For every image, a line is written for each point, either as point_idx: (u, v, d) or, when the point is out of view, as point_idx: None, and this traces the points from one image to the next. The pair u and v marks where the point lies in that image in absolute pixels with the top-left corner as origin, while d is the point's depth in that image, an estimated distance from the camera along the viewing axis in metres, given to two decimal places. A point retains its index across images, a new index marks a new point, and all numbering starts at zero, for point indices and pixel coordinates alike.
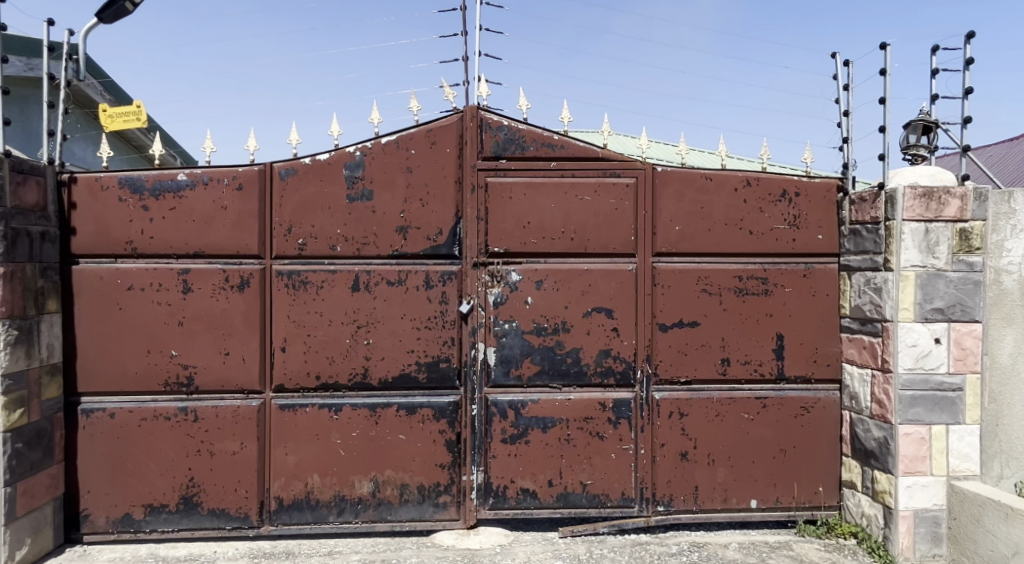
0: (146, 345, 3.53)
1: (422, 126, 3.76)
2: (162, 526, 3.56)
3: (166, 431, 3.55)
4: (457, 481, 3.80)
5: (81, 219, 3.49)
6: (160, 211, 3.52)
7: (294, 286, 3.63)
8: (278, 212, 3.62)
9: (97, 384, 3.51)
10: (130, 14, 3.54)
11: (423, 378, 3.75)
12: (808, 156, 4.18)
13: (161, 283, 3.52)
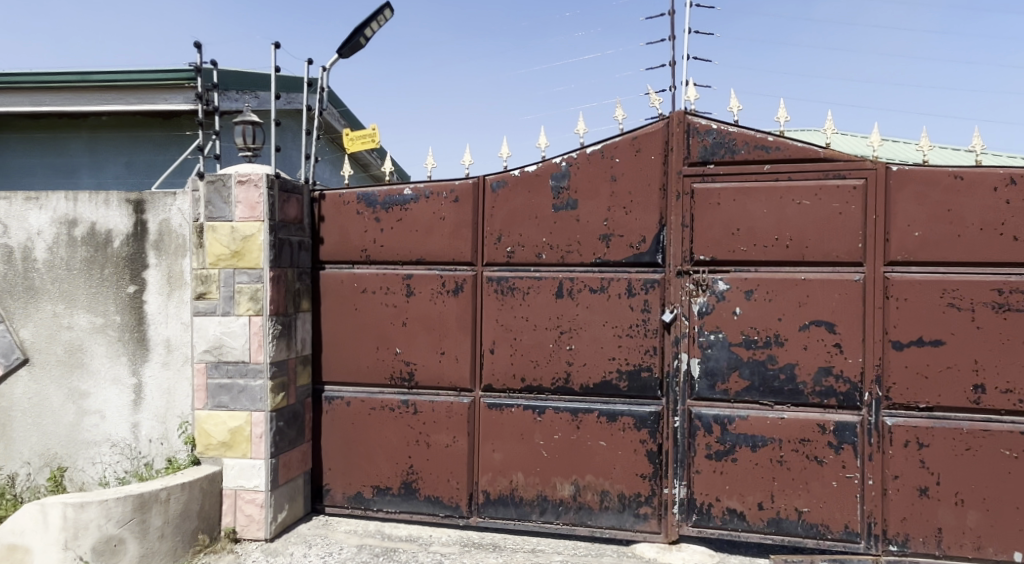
0: (376, 342, 3.95)
1: (628, 134, 3.76)
2: (387, 507, 3.96)
3: (390, 420, 3.93)
4: (659, 494, 3.73)
5: (327, 230, 4.02)
6: (389, 223, 3.93)
7: (502, 291, 3.85)
8: (489, 222, 3.86)
9: (336, 374, 4.00)
10: (364, 47, 4.00)
11: (625, 386, 3.75)
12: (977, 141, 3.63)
13: (388, 287, 3.93)
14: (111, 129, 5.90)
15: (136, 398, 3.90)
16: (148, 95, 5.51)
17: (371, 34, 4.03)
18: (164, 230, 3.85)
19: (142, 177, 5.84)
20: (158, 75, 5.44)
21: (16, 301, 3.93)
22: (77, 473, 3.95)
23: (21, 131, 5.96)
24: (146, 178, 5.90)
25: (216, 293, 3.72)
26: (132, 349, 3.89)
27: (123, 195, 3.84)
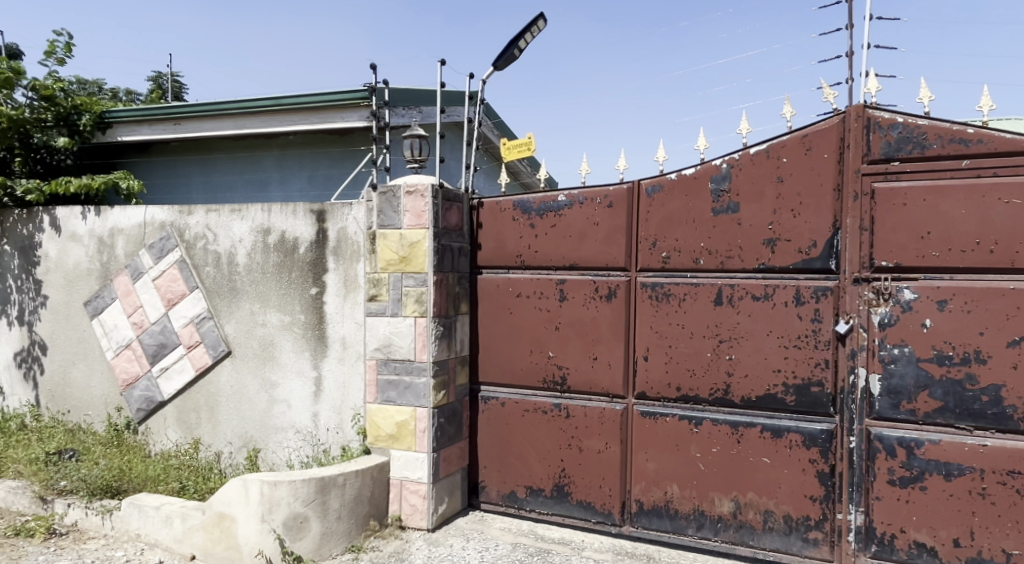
0: (530, 345, 4.03)
1: (796, 131, 3.52)
2: (539, 508, 4.02)
3: (543, 423, 3.99)
4: (831, 519, 3.45)
5: (485, 236, 4.17)
6: (543, 228, 4.00)
7: (658, 298, 3.76)
8: (644, 227, 3.80)
9: (492, 375, 4.14)
10: (519, 58, 4.11)
11: (792, 400, 3.50)
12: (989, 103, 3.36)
13: (542, 292, 3.99)
14: (299, 147, 5.96)
15: (316, 389, 4.32)
16: (329, 115, 5.44)
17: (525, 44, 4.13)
18: (342, 237, 4.23)
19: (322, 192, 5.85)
20: (336, 96, 5.34)
21: (222, 301, 4.58)
22: (268, 454, 4.47)
23: (226, 150, 6.19)
24: (324, 191, 5.91)
25: (386, 296, 4.01)
26: (314, 345, 4.32)
27: (308, 207, 4.29)
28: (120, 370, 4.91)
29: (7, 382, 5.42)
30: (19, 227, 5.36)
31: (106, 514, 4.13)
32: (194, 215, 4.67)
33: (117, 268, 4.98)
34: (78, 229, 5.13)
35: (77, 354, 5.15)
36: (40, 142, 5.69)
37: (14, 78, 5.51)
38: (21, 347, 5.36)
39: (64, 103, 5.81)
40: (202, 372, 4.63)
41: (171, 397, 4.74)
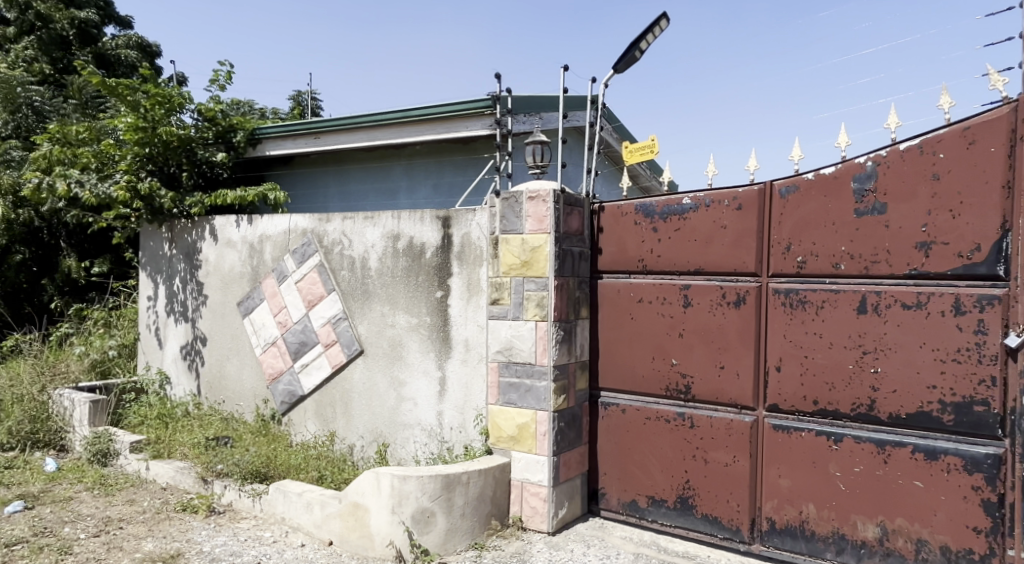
0: (652, 352, 3.91)
1: (956, 123, 3.16)
2: (662, 519, 3.89)
3: (666, 432, 3.86)
4: (999, 554, 3.08)
5: (605, 241, 4.11)
6: (667, 232, 3.87)
7: (792, 305, 3.52)
8: (777, 230, 3.58)
9: (613, 382, 4.06)
10: (639, 61, 4.15)
11: (950, 420, 3.15)
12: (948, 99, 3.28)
13: (665, 297, 3.87)
14: (426, 156, 6.08)
15: (440, 389, 4.46)
16: (454, 124, 5.45)
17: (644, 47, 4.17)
18: (466, 242, 4.36)
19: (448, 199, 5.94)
20: (461, 106, 5.34)
21: (356, 302, 4.89)
22: (396, 449, 4.67)
23: (360, 161, 6.45)
24: (449, 199, 5.98)
25: (508, 299, 4.05)
26: (438, 346, 4.46)
27: (434, 213, 4.48)
28: (267, 365, 5.40)
29: (175, 373, 6.13)
30: (187, 235, 6.05)
31: (256, 497, 4.46)
32: (332, 222, 5.04)
33: (265, 271, 5.50)
34: (233, 236, 5.71)
35: (231, 350, 5.70)
36: (204, 158, 6.42)
37: (184, 103, 6.26)
38: (187, 341, 6.02)
39: (224, 123, 6.49)
40: (338, 369, 4.95)
41: (311, 392, 5.11)
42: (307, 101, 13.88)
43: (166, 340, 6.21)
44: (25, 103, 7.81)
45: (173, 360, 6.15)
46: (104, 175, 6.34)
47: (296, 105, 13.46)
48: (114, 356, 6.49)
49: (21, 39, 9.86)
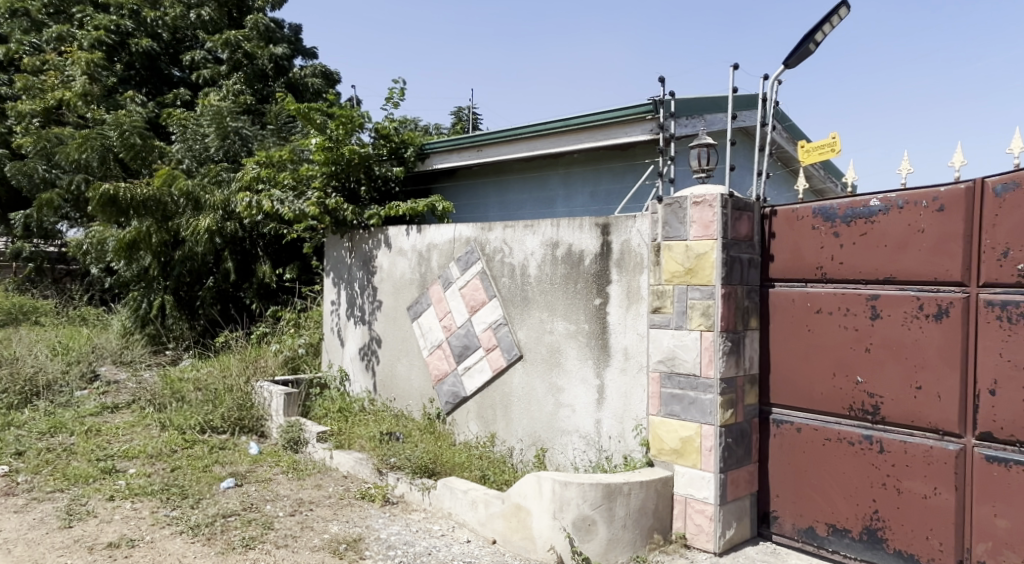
0: (833, 367, 3.62)
1: None
2: (845, 550, 3.59)
3: (850, 455, 3.56)
4: None
5: (778, 247, 3.87)
6: (851, 237, 3.57)
7: (1009, 319, 3.10)
8: (989, 234, 3.16)
9: (788, 398, 3.81)
10: (814, 54, 3.88)
11: None
12: (961, 158, 3.48)
13: (849, 308, 3.57)
14: (584, 164, 6.04)
15: (599, 397, 4.42)
16: (612, 132, 5.40)
17: (821, 38, 3.90)
18: (626, 249, 4.29)
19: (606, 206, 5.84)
20: (619, 113, 5.27)
21: (516, 309, 4.98)
22: (555, 454, 4.68)
23: (519, 171, 6.56)
24: (607, 206, 5.91)
25: (670, 308, 3.93)
26: (597, 354, 4.43)
27: (594, 221, 4.46)
28: (433, 367, 5.65)
29: (354, 371, 6.59)
30: (363, 244, 6.52)
31: (425, 491, 4.67)
32: (493, 231, 5.18)
33: (432, 278, 5.77)
34: (404, 245, 6.05)
35: (402, 351, 6.03)
36: (381, 173, 6.89)
37: (363, 122, 6.75)
38: (364, 343, 6.44)
39: (397, 139, 6.91)
40: (498, 373, 5.06)
41: (473, 394, 5.27)
42: (466, 115, 14.42)
43: (346, 340, 6.69)
44: (233, 131, 8.78)
45: (351, 359, 6.61)
46: (299, 193, 6.93)
47: (455, 120, 14.07)
48: (303, 353, 7.13)
49: (230, 75, 11.14)
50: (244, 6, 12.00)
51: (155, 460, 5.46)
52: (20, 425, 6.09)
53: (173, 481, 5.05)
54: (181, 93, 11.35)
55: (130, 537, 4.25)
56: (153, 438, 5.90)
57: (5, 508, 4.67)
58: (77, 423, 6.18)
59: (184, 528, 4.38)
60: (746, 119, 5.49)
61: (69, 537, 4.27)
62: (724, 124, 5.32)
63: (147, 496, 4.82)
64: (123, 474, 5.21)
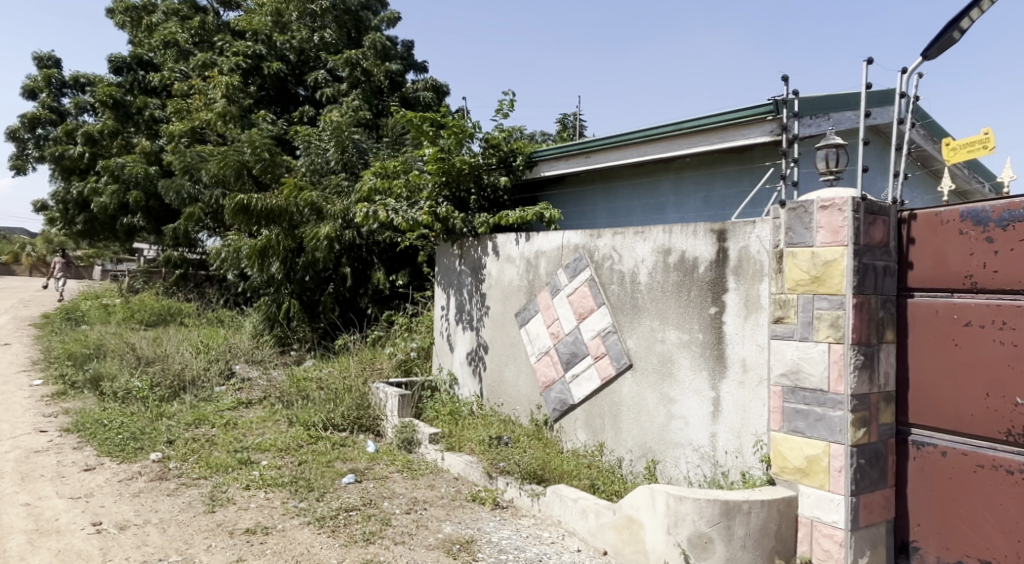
0: (984, 387, 3.31)
1: None
2: None
3: (1008, 486, 3.24)
4: None
5: (918, 254, 3.59)
6: (1007, 243, 3.25)
7: None
8: None
9: (930, 418, 3.52)
10: (958, 43, 3.58)
11: None
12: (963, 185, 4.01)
13: (1004, 321, 3.25)
14: (696, 168, 5.84)
15: (714, 410, 4.25)
16: (728, 134, 5.19)
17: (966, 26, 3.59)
18: (744, 256, 4.11)
19: (720, 212, 5.63)
20: (736, 114, 5.06)
21: (626, 317, 4.89)
22: (667, 467, 4.54)
23: (628, 177, 6.43)
24: (722, 211, 5.67)
25: (793, 318, 3.72)
26: (712, 365, 4.26)
27: (709, 227, 4.30)
28: (541, 374, 5.64)
29: (463, 376, 6.68)
30: (473, 252, 6.62)
31: (534, 497, 4.66)
32: (602, 238, 5.12)
33: (540, 285, 5.77)
34: (513, 252, 6.09)
35: (509, 357, 6.06)
36: (490, 182, 7.01)
37: (474, 133, 6.88)
38: (472, 347, 6.54)
39: (506, 149, 6.98)
40: (607, 382, 4.98)
41: (581, 402, 5.22)
42: (571, 121, 14.34)
43: (455, 345, 6.81)
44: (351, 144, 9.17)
45: (461, 364, 6.71)
46: (412, 203, 7.07)
47: (561, 127, 14.05)
48: (415, 357, 7.31)
49: (350, 92, 11.67)
50: (361, 26, 12.70)
51: (284, 454, 5.77)
52: (170, 416, 6.63)
53: (300, 474, 5.32)
54: (305, 110, 11.97)
55: (264, 525, 4.52)
56: (282, 433, 6.24)
57: (158, 491, 5.09)
58: (217, 416, 6.64)
59: (311, 519, 4.59)
60: (880, 116, 5.13)
61: (212, 521, 4.61)
62: (854, 122, 5.01)
63: (278, 487, 5.11)
64: (256, 465, 5.54)
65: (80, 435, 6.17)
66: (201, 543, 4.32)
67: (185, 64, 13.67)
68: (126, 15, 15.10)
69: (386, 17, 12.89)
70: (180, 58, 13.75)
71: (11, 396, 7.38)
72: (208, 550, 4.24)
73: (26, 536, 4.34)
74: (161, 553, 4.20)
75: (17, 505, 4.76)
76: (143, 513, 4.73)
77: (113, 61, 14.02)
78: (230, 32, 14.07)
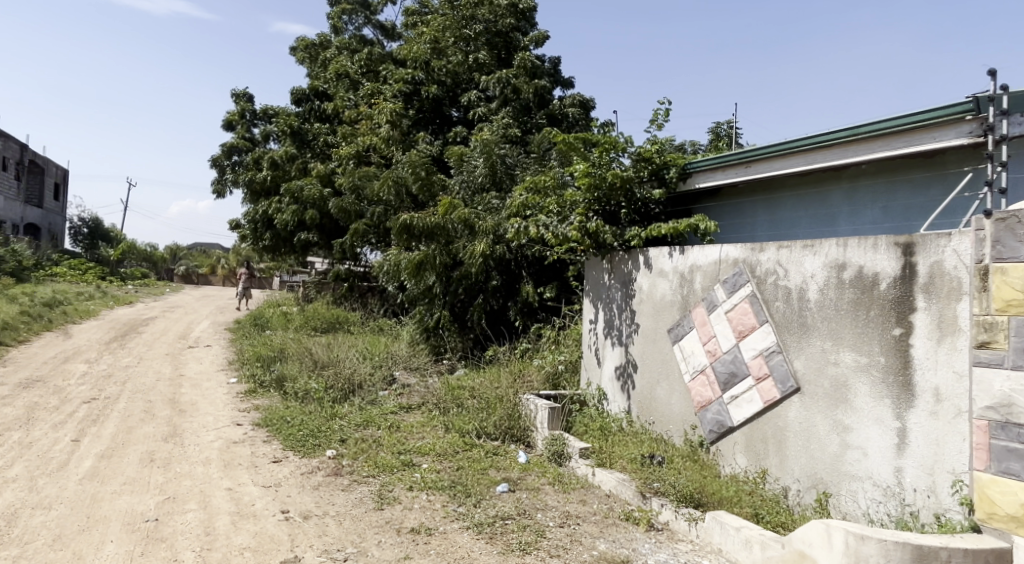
0: None
1: None
2: None
3: None
4: None
5: None
6: None
7: None
8: None
9: None
10: None
11: None
12: None
13: None
14: (874, 176, 5.36)
15: (899, 442, 3.85)
16: (916, 137, 4.71)
17: None
18: (936, 272, 3.70)
19: (906, 223, 5.10)
20: (928, 115, 4.59)
21: (792, 337, 4.57)
22: (841, 501, 4.17)
23: (792, 188, 5.98)
24: (906, 223, 5.14)
25: (1003, 343, 3.34)
26: (897, 392, 3.86)
27: (892, 239, 3.92)
28: (696, 393, 5.40)
29: (612, 391, 6.56)
30: (623, 266, 6.51)
31: (692, 522, 4.44)
32: (765, 252, 4.83)
33: (694, 300, 5.55)
34: (666, 266, 5.91)
35: (662, 375, 5.87)
36: (641, 195, 6.83)
37: (626, 146, 6.66)
38: (621, 363, 6.40)
39: (659, 161, 6.68)
40: (770, 405, 4.67)
41: (740, 425, 4.93)
42: (725, 130, 13.74)
43: (604, 360, 6.71)
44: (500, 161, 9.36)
45: (610, 379, 6.59)
46: (563, 217, 7.10)
47: (714, 137, 13.53)
48: (563, 371, 7.28)
49: (500, 110, 11.97)
50: (512, 46, 13.09)
51: (443, 458, 5.95)
52: (342, 417, 7.08)
53: (458, 479, 5.46)
54: (459, 130, 12.39)
55: (429, 526, 4.68)
56: (440, 438, 6.45)
57: (334, 486, 5.43)
58: (383, 419, 6.99)
59: (470, 524, 4.69)
60: None
61: (382, 518, 4.85)
62: None
63: (439, 490, 5.28)
64: (418, 467, 5.76)
65: (268, 430, 6.74)
66: (373, 538, 4.55)
67: (355, 93, 14.72)
68: (305, 52, 16.74)
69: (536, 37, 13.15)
70: (352, 88, 14.78)
71: (212, 391, 8.22)
72: (379, 545, 4.45)
73: (229, 518, 4.78)
74: (339, 544, 4.47)
75: (221, 489, 5.26)
76: (322, 505, 5.07)
77: (295, 93, 15.36)
78: (393, 61, 14.94)
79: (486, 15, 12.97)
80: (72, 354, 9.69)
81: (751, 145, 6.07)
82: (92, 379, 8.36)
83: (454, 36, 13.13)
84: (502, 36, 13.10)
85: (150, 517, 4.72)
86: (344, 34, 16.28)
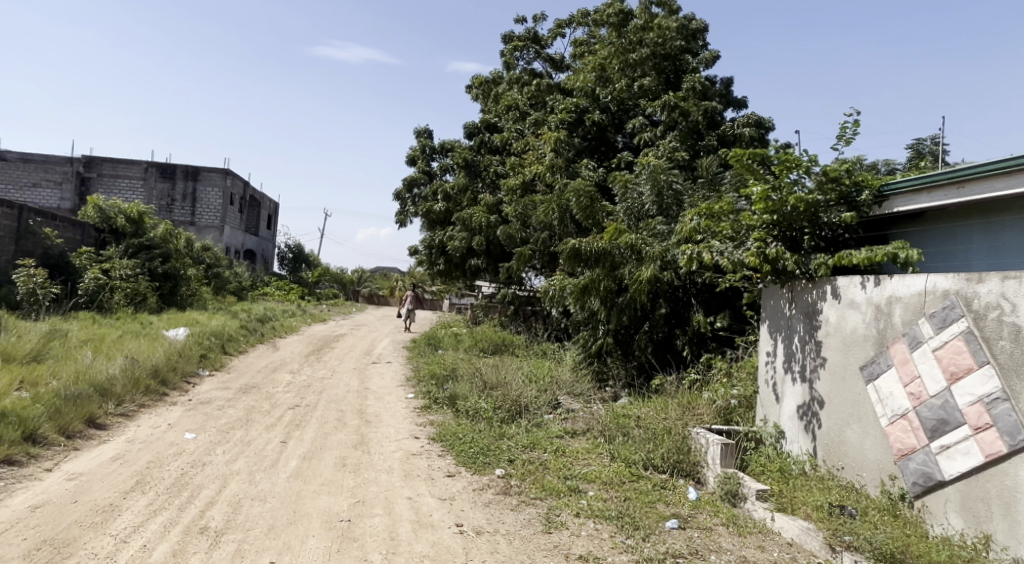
0: None
1: None
2: None
3: None
4: None
5: None
6: None
7: None
8: None
9: None
10: None
11: None
12: None
13: None
14: None
15: None
16: None
17: None
18: None
19: None
20: None
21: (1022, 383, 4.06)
22: None
23: (1019, 210, 5.22)
24: None
25: None
26: None
27: None
28: (895, 440, 4.85)
29: (792, 431, 6.04)
30: (806, 294, 6.03)
31: None
32: (986, 283, 4.30)
33: (893, 335, 5.00)
34: (857, 297, 5.38)
35: (852, 416, 5.33)
36: (828, 221, 6.21)
37: (810, 166, 6.17)
38: (804, 401, 5.88)
39: (848, 182, 6.08)
40: (993, 460, 4.18)
41: (954, 479, 4.43)
42: (927, 147, 12.43)
43: (783, 397, 6.19)
44: (669, 187, 9.09)
45: (790, 418, 6.07)
46: (738, 242, 6.74)
47: (914, 154, 12.28)
48: (736, 406, 6.83)
49: (667, 135, 11.74)
50: (681, 69, 12.83)
51: (609, 487, 5.80)
52: (510, 437, 7.17)
53: (626, 510, 5.29)
54: (625, 155, 12.30)
55: (597, 555, 4.60)
56: (606, 466, 6.30)
57: (504, 504, 5.48)
58: (548, 442, 6.98)
59: (640, 558, 4.55)
60: None
61: (551, 541, 4.82)
62: None
63: (606, 520, 5.14)
64: (585, 494, 5.66)
65: (442, 445, 6.98)
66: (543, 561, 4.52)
67: (522, 123, 15.14)
68: (479, 89, 17.55)
69: (705, 58, 12.88)
70: (520, 120, 15.23)
71: (393, 405, 8.67)
72: None
73: (410, 526, 4.97)
74: None
75: (403, 497, 5.50)
76: (493, 522, 5.13)
77: (468, 127, 16.14)
78: (560, 92, 15.07)
79: (653, 39, 12.79)
80: (279, 364, 10.70)
81: (965, 162, 5.37)
82: (295, 388, 9.17)
83: (619, 63, 13.16)
84: (670, 59, 12.83)
85: (344, 517, 5.03)
86: (515, 68, 16.82)
